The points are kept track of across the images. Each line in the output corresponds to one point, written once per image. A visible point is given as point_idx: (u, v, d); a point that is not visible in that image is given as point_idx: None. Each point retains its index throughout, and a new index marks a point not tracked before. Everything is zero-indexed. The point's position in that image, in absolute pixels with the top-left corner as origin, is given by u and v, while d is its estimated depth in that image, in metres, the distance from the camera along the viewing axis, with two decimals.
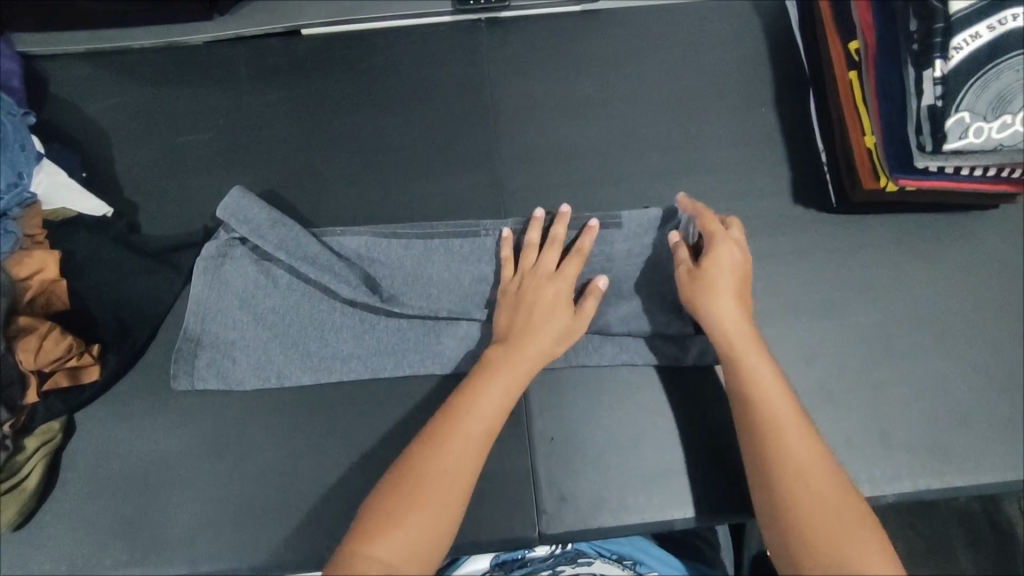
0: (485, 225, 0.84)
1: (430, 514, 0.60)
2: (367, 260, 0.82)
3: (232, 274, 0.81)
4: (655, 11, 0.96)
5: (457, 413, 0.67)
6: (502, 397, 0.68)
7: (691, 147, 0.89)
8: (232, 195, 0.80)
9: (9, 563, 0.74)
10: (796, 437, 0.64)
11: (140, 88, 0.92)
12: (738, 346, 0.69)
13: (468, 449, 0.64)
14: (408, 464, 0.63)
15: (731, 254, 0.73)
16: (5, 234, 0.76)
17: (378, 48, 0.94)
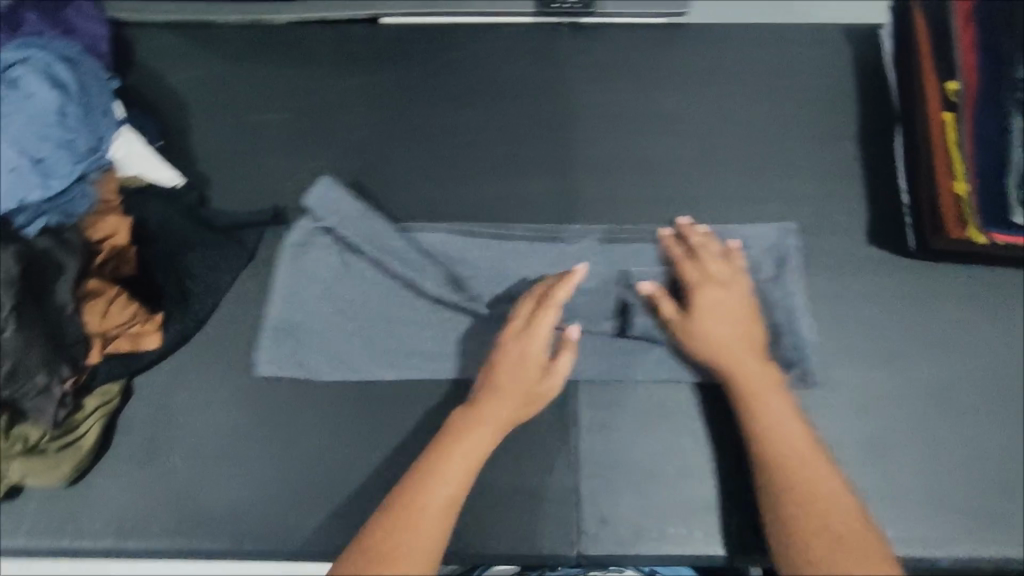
0: (571, 232, 0.83)
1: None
2: (453, 259, 0.81)
3: (317, 262, 0.82)
4: (743, 31, 0.93)
5: (429, 481, 0.65)
6: (470, 462, 0.67)
7: (767, 175, 0.87)
8: (319, 186, 0.82)
9: (59, 517, 0.77)
10: (809, 475, 0.64)
11: (222, 63, 0.93)
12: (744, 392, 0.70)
13: (436, 518, 0.63)
14: (376, 538, 0.61)
15: (709, 297, 0.74)
16: (83, 197, 0.79)
17: (457, 43, 0.93)
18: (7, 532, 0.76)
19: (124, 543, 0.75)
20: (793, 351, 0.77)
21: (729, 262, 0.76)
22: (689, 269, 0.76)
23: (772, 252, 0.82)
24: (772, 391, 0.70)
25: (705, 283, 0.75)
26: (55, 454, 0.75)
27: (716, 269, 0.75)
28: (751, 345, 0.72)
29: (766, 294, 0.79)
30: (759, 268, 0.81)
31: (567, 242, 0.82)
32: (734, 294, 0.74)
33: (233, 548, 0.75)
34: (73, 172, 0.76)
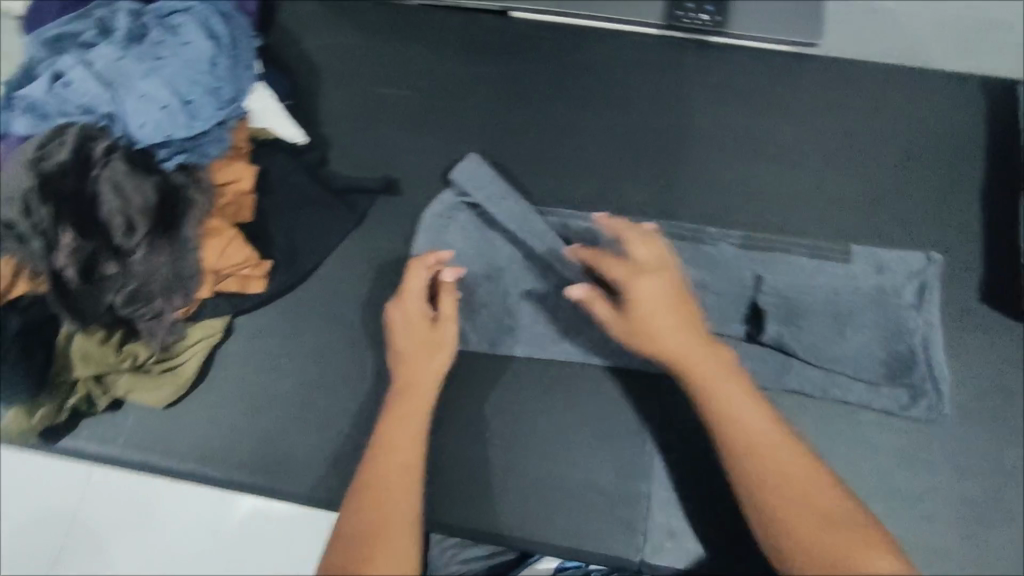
0: (710, 234, 0.85)
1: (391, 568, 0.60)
2: (591, 244, 0.84)
3: (457, 233, 0.85)
4: (874, 69, 0.92)
5: (379, 461, 0.68)
6: (412, 432, 0.70)
7: (879, 219, 0.86)
8: (468, 160, 0.88)
9: (150, 436, 0.81)
10: (781, 458, 0.62)
11: (355, 35, 0.98)
12: (700, 390, 0.65)
13: (399, 493, 0.65)
14: (351, 529, 0.63)
15: (646, 295, 0.67)
16: (219, 141, 0.83)
17: (582, 46, 0.95)
18: (107, 440, 0.81)
19: (208, 470, 0.80)
20: (926, 377, 0.77)
21: (650, 246, 0.70)
22: (613, 265, 0.69)
23: (910, 277, 0.80)
24: (722, 378, 0.65)
25: (635, 274, 0.68)
26: (158, 376, 0.80)
27: (644, 255, 0.69)
28: (700, 337, 0.67)
29: (904, 318, 0.78)
30: (897, 291, 0.79)
31: (709, 244, 0.84)
32: (676, 288, 0.68)
33: (310, 492, 0.79)
34: (214, 116, 0.81)
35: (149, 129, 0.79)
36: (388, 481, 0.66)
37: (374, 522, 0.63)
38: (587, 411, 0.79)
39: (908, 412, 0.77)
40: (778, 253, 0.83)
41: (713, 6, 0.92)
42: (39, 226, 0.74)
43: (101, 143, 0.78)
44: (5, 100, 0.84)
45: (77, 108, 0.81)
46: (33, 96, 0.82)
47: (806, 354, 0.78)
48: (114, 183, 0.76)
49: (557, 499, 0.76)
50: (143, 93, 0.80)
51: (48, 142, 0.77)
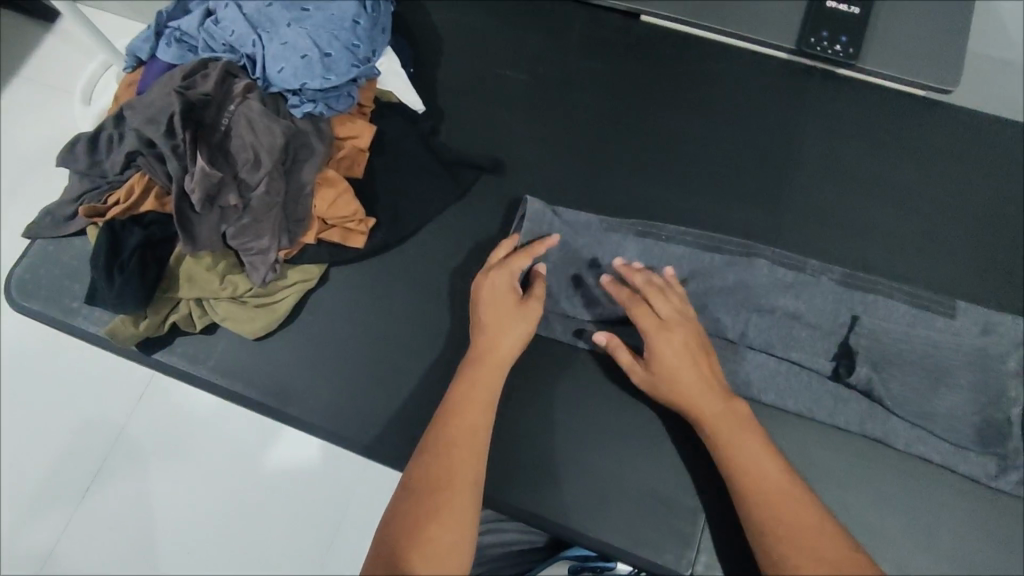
0: (811, 266, 0.82)
1: (456, 516, 0.61)
2: (685, 260, 0.82)
3: (552, 229, 0.84)
4: (1006, 127, 0.89)
5: (452, 416, 0.67)
6: (486, 396, 0.69)
7: (990, 279, 0.82)
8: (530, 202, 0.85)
9: (234, 365, 0.85)
10: (764, 470, 0.66)
11: (483, 15, 0.99)
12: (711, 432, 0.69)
13: (468, 448, 0.65)
14: (421, 473, 0.64)
15: (665, 350, 0.72)
16: (346, 96, 0.86)
17: (705, 58, 0.95)
18: (194, 360, 0.85)
19: (283, 407, 0.83)
20: (1019, 449, 0.73)
21: (669, 300, 0.75)
22: (642, 315, 0.73)
23: (1022, 343, 0.76)
24: (741, 430, 0.68)
25: (660, 332, 0.72)
26: (253, 310, 0.83)
27: (666, 312, 0.73)
28: (707, 385, 0.70)
29: (1006, 386, 0.74)
30: (1003, 354, 0.75)
31: (808, 277, 0.81)
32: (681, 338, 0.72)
33: (375, 446, 0.81)
34: (348, 72, 0.85)
35: (286, 75, 0.83)
36: (461, 435, 0.66)
37: (443, 469, 0.64)
38: (660, 418, 0.78)
39: (992, 482, 0.73)
40: (881, 297, 0.79)
41: (848, 37, 0.90)
42: (178, 149, 0.78)
43: (241, 82, 0.83)
44: (158, 29, 0.91)
45: (222, 45, 0.87)
46: (185, 28, 0.88)
47: (894, 404, 0.75)
48: (248, 120, 0.81)
49: (616, 499, 0.75)
50: (285, 41, 0.84)
51: (195, 73, 0.83)
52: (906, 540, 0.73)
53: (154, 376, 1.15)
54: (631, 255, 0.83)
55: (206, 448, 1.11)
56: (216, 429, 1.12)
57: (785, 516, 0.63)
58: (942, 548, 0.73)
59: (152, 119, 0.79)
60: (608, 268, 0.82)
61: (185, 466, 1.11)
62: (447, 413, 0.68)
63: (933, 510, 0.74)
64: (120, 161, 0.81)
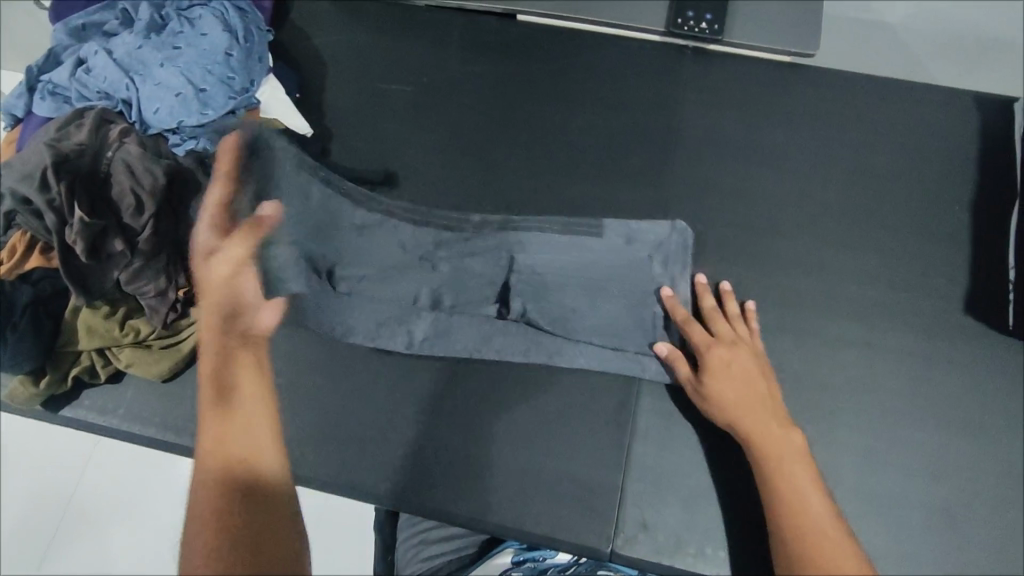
0: (649, 231, 0.87)
1: (267, 509, 0.67)
2: (545, 251, 0.87)
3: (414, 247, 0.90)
4: (869, 81, 0.93)
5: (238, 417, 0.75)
6: (263, 403, 0.80)
7: (868, 226, 0.86)
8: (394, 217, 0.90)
9: (148, 411, 0.84)
10: (806, 494, 0.70)
11: (363, 32, 1.01)
12: (766, 452, 0.72)
13: (252, 445, 0.73)
14: (209, 489, 0.66)
15: (720, 371, 0.76)
16: (229, 129, 0.87)
17: (583, 49, 0.98)
18: (104, 412, 0.84)
19: (200, 445, 0.82)
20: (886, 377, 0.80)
21: (735, 326, 0.80)
22: (699, 333, 0.80)
23: (813, 259, 0.85)
24: (796, 456, 0.72)
25: (717, 346, 0.78)
26: (158, 350, 0.83)
27: (728, 335, 0.79)
28: (762, 400, 0.75)
29: (849, 320, 0.82)
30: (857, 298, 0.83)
31: (602, 239, 0.87)
32: (742, 365, 0.77)
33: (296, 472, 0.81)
34: (226, 104, 0.86)
35: (163, 115, 0.85)
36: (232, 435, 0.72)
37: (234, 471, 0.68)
38: (568, 402, 0.80)
39: (867, 403, 0.79)
40: (666, 243, 0.86)
41: (712, 15, 0.94)
42: (55, 203, 0.76)
43: (116, 127, 0.83)
44: (31, 84, 0.90)
45: (96, 92, 0.87)
46: (57, 80, 0.88)
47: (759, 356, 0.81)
48: (126, 163, 0.80)
49: (535, 487, 0.77)
50: (159, 81, 0.85)
51: (69, 124, 0.82)
52: None
53: (93, 442, 1.09)
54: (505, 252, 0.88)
55: (157, 511, 1.06)
56: (163, 487, 1.07)
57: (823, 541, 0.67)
58: (847, 486, 0.76)
59: (26, 175, 0.77)
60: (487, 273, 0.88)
61: (139, 532, 1.05)
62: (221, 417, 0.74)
63: (835, 454, 0.77)
64: None
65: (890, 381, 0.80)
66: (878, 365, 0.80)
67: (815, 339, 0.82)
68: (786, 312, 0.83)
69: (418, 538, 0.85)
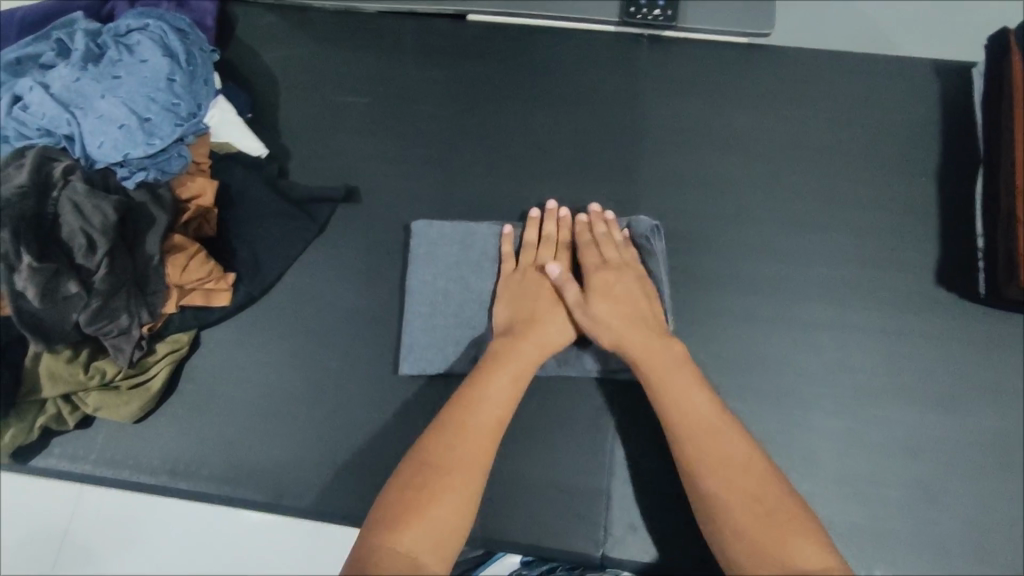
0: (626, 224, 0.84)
1: (457, 493, 0.60)
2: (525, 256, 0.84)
3: (435, 256, 0.85)
4: (827, 57, 0.92)
5: (484, 382, 0.70)
6: (499, 420, 0.67)
7: (836, 204, 0.86)
8: (419, 227, 0.86)
9: (121, 453, 0.82)
10: (719, 443, 0.65)
11: (312, 44, 0.98)
12: (651, 375, 0.71)
13: (484, 440, 0.65)
14: (407, 475, 0.61)
15: (609, 293, 0.76)
16: (180, 157, 0.85)
17: (537, 45, 0.96)
18: (76, 458, 0.82)
19: (176, 483, 0.81)
20: (862, 356, 0.80)
21: (619, 251, 0.80)
22: (589, 255, 0.80)
23: (783, 243, 0.85)
24: (682, 379, 0.70)
25: (602, 268, 0.78)
26: (126, 392, 0.81)
27: (613, 257, 0.80)
28: (644, 322, 0.74)
29: (822, 301, 0.82)
30: (826, 279, 0.83)
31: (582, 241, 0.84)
32: (634, 290, 0.77)
33: (279, 503, 0.80)
34: (173, 132, 0.83)
35: (107, 149, 0.82)
36: (468, 427, 0.65)
37: (455, 443, 0.63)
38: (547, 408, 0.79)
39: (845, 383, 0.79)
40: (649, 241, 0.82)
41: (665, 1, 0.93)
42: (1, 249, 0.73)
43: (60, 165, 0.80)
44: None
45: (37, 130, 0.84)
46: None
47: (736, 344, 0.81)
48: (74, 203, 0.78)
49: (520, 498, 0.76)
50: (101, 113, 0.82)
51: (10, 166, 0.79)
52: (798, 471, 0.76)
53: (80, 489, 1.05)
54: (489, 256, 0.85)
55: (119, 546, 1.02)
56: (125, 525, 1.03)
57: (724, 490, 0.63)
58: (831, 467, 0.77)
59: None
60: (468, 281, 0.84)
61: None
62: (500, 367, 0.71)
63: (817, 437, 0.77)
64: None
65: (867, 359, 0.80)
66: (854, 345, 0.80)
67: (790, 324, 0.81)
68: (759, 299, 0.82)
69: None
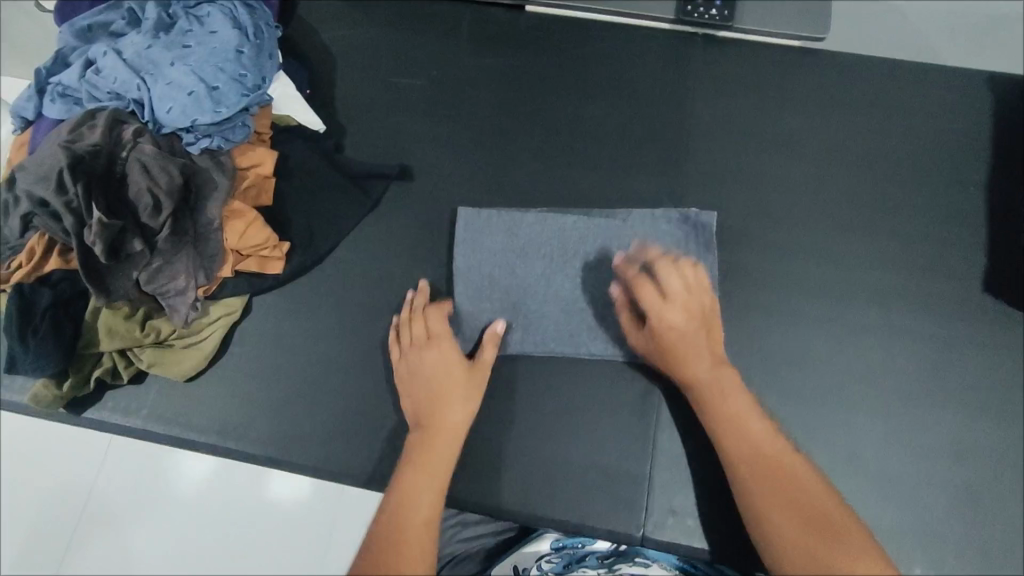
0: (674, 217, 0.85)
1: None
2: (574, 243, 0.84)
3: (484, 239, 0.86)
4: (881, 64, 0.93)
5: (404, 492, 0.70)
6: (431, 522, 0.68)
7: (884, 209, 0.87)
8: (466, 216, 0.87)
9: (172, 411, 0.84)
10: (768, 461, 0.68)
11: (371, 26, 1.01)
12: (710, 408, 0.72)
13: (418, 545, 0.65)
14: None
15: (666, 332, 0.74)
16: (242, 126, 0.87)
17: (592, 38, 0.98)
18: (129, 413, 0.85)
19: (226, 443, 0.83)
20: (905, 358, 0.81)
21: (678, 276, 0.75)
22: (643, 290, 0.75)
23: (829, 243, 0.86)
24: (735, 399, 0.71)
25: (658, 305, 0.74)
26: (180, 350, 0.83)
27: (669, 288, 0.75)
28: (703, 355, 0.74)
29: (866, 302, 0.83)
30: (871, 281, 0.84)
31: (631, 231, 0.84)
32: (694, 321, 0.74)
33: (326, 468, 0.82)
34: (239, 102, 0.85)
35: (176, 115, 0.83)
36: (399, 537, 0.65)
37: (393, 556, 0.63)
38: (591, 390, 0.80)
39: (887, 384, 0.80)
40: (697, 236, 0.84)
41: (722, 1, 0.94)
42: (72, 204, 0.76)
43: (130, 127, 0.82)
44: (40, 86, 0.90)
45: (107, 93, 0.86)
46: (66, 82, 0.87)
47: (780, 340, 0.82)
48: (142, 164, 0.80)
49: (562, 476, 0.78)
50: (170, 80, 0.84)
51: (82, 126, 0.81)
52: (837, 467, 0.77)
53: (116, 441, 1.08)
54: (537, 240, 0.85)
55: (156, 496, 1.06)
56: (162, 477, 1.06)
57: (778, 513, 0.64)
58: (871, 465, 0.77)
59: (42, 177, 0.77)
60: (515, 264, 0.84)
61: (168, 526, 1.05)
62: (416, 472, 0.72)
63: (858, 435, 0.78)
64: (18, 225, 0.79)
65: (910, 362, 0.81)
66: (898, 347, 0.81)
67: (834, 323, 0.82)
68: (804, 297, 0.84)
69: (460, 519, 0.84)
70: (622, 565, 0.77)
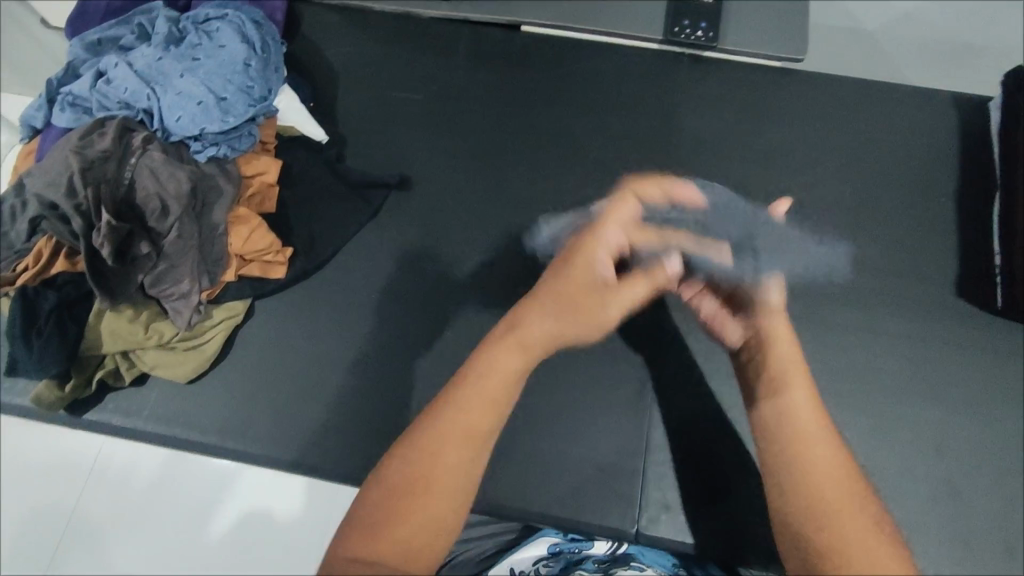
0: None
1: (443, 499, 0.53)
2: None
3: None
4: (855, 83, 0.99)
5: (490, 359, 0.61)
6: (501, 401, 0.59)
7: (862, 217, 0.91)
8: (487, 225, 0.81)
9: (172, 412, 0.85)
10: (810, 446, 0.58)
11: (373, 44, 1.05)
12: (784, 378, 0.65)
13: (476, 433, 0.57)
14: (394, 475, 0.54)
15: None
16: (249, 136, 0.89)
17: (584, 56, 1.03)
18: (129, 414, 0.85)
19: (225, 443, 0.84)
20: (884, 358, 0.84)
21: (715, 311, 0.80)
22: None
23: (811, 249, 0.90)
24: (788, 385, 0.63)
25: None
26: (182, 352, 0.84)
27: None
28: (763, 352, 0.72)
29: (847, 306, 0.87)
30: (851, 285, 0.88)
31: None
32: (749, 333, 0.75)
33: (325, 467, 0.83)
34: (246, 112, 0.88)
35: (185, 123, 0.86)
36: (465, 413, 0.57)
37: (444, 436, 0.56)
38: (587, 390, 0.83)
39: (868, 383, 0.83)
40: None
41: (707, 24, 1.01)
42: (82, 207, 0.78)
43: (139, 135, 0.84)
44: (50, 96, 0.92)
45: (116, 102, 0.89)
46: (77, 92, 0.90)
47: None
48: (151, 169, 0.82)
49: (558, 473, 0.79)
50: (179, 91, 0.87)
51: (91, 133, 0.84)
52: None
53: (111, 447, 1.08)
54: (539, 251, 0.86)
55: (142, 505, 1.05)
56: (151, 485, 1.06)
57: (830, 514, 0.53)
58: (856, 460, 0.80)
59: (52, 182, 0.79)
60: None
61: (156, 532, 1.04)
62: (510, 339, 0.63)
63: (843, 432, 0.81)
64: (26, 229, 0.81)
65: (890, 361, 0.84)
66: (878, 347, 0.85)
67: (817, 325, 0.86)
68: (789, 300, 0.87)
69: None
70: (618, 570, 0.78)
